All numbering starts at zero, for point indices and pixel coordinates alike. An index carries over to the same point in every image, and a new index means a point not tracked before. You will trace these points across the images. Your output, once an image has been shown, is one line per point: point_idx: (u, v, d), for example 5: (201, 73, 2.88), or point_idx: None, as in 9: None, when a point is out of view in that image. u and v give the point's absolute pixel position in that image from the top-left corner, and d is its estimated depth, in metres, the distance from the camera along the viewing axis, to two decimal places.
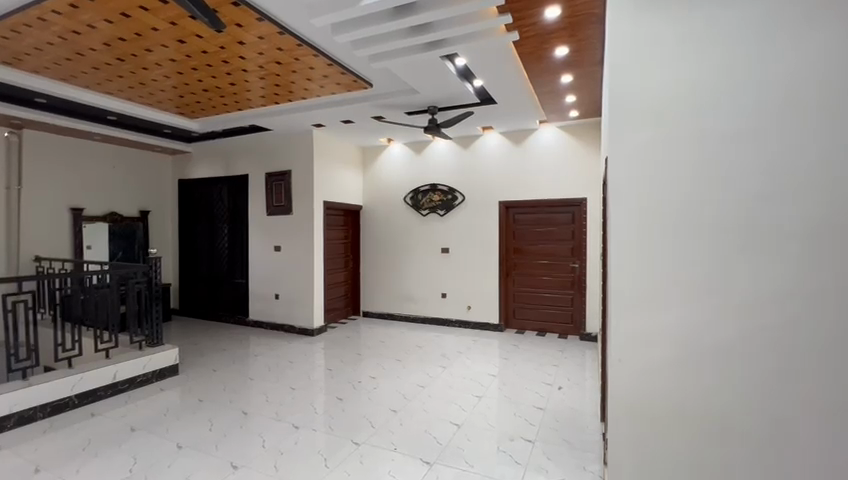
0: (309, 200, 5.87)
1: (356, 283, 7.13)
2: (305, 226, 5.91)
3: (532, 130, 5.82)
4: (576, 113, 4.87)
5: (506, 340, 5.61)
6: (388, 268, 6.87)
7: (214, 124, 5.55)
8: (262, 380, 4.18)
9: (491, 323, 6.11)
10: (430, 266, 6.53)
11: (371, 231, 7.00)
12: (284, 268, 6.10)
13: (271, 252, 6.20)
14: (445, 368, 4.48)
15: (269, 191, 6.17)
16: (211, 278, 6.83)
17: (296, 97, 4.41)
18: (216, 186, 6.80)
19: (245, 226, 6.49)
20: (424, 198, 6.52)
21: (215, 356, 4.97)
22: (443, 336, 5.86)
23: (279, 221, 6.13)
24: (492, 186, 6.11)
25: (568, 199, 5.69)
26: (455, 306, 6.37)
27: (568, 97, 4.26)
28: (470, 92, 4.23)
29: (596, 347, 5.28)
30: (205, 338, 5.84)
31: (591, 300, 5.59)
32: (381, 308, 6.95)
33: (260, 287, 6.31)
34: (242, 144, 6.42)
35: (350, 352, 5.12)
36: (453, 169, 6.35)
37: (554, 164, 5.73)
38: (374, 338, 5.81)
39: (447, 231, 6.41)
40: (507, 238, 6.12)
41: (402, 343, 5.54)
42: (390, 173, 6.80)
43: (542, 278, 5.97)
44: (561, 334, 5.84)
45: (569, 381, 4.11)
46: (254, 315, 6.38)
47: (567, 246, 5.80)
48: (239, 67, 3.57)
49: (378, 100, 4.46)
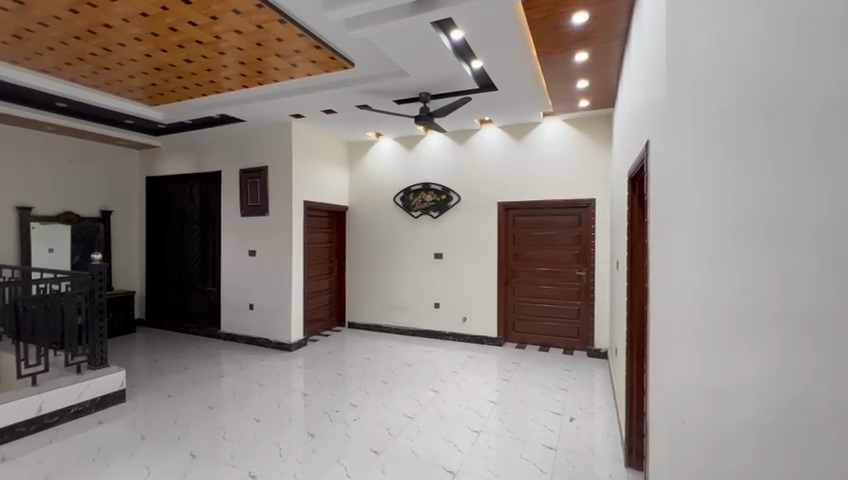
0: (287, 199, 5.27)
1: (341, 290, 6.53)
2: (282, 228, 5.31)
3: (535, 123, 5.28)
4: (586, 103, 4.35)
5: (506, 356, 5.04)
6: (375, 275, 6.29)
7: (180, 113, 4.94)
8: (222, 409, 3.56)
9: (488, 336, 5.55)
10: (422, 272, 5.96)
11: (357, 233, 6.41)
12: (259, 275, 5.48)
13: (245, 257, 5.57)
14: (437, 392, 3.89)
15: (244, 189, 5.55)
16: (180, 285, 6.19)
17: (267, 81, 3.82)
18: (187, 184, 6.18)
19: (217, 228, 5.86)
20: (415, 198, 5.95)
21: (174, 377, 4.34)
22: (436, 351, 5.27)
23: (253, 222, 5.51)
24: (491, 185, 5.56)
25: (574, 200, 5.14)
26: (449, 317, 5.80)
27: (580, 82, 3.72)
28: (468, 75, 3.70)
29: (606, 366, 4.73)
30: (169, 354, 5.20)
31: (600, 311, 5.04)
32: (367, 319, 6.36)
33: (233, 296, 5.68)
34: (214, 137, 5.81)
35: (330, 371, 4.52)
36: (448, 166, 5.79)
37: (558, 161, 5.20)
38: (360, 353, 5.21)
39: (441, 234, 5.84)
40: (506, 242, 5.56)
41: (389, 359, 4.94)
42: (379, 170, 6.23)
43: (545, 288, 5.41)
44: (566, 349, 5.28)
45: (582, 410, 3.55)
46: (226, 327, 5.75)
47: (572, 251, 5.25)
48: (192, 38, 2.97)
49: (363, 84, 3.90)
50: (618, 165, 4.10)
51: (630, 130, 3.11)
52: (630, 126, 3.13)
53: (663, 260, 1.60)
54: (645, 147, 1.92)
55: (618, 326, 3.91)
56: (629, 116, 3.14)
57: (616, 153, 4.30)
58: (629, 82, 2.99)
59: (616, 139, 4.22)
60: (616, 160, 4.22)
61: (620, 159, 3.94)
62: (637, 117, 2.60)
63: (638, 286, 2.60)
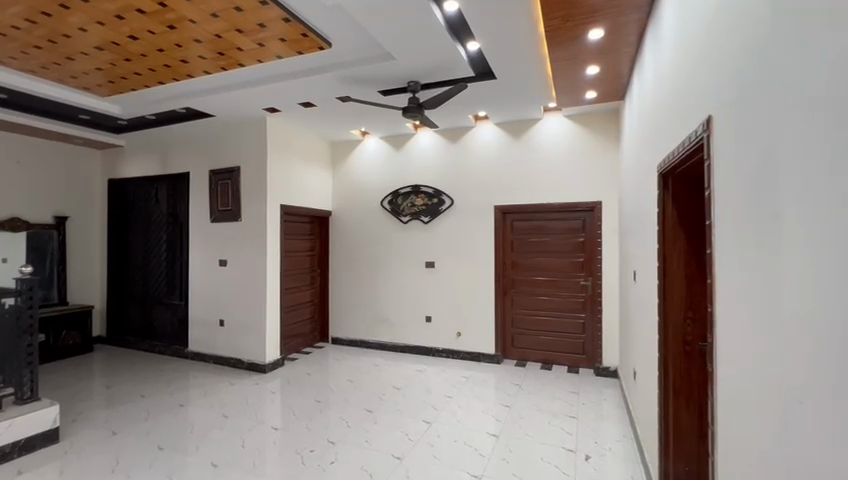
0: (262, 203, 4.73)
1: (325, 302, 5.99)
2: (256, 235, 4.76)
3: (534, 120, 4.86)
4: (593, 95, 3.90)
5: (505, 376, 4.54)
6: (361, 286, 5.77)
7: (139, 106, 4.39)
8: (174, 451, 2.98)
9: (485, 353, 5.05)
10: (412, 283, 5.46)
11: (342, 240, 5.89)
12: (230, 287, 4.92)
13: (215, 267, 5.01)
14: (429, 424, 3.37)
15: (214, 192, 5.01)
16: (144, 299, 5.59)
17: (230, 65, 3.31)
18: (153, 187, 5.61)
19: (184, 235, 5.29)
20: (404, 202, 5.47)
21: (125, 408, 3.75)
22: (427, 371, 4.75)
23: (224, 228, 4.96)
24: (487, 187, 5.09)
25: (578, 203, 4.70)
26: (441, 332, 5.29)
27: (590, 68, 3.29)
28: (463, 58, 3.26)
29: (617, 386, 4.25)
30: (126, 378, 4.61)
31: (608, 325, 4.59)
32: (353, 335, 5.82)
33: (201, 311, 5.11)
34: (182, 135, 5.26)
35: (307, 397, 3.98)
36: (439, 166, 5.33)
37: (560, 160, 4.76)
38: (343, 374, 4.67)
39: (432, 241, 5.36)
40: (504, 250, 5.09)
41: (375, 380, 4.41)
42: (365, 172, 5.74)
43: (546, 299, 4.95)
44: (571, 367, 4.81)
45: (597, 444, 3.06)
46: (194, 346, 5.17)
47: (576, 259, 4.80)
48: (130, 5, 2.47)
49: (343, 71, 3.41)
50: (631, 164, 3.67)
51: (653, 118, 2.67)
52: (652, 115, 2.69)
53: (749, 273, 1.12)
54: (707, 123, 1.44)
55: (633, 345, 3.46)
56: (650, 103, 2.70)
57: (627, 150, 3.87)
58: (653, 62, 2.55)
59: (627, 134, 3.80)
60: (628, 158, 3.79)
61: (634, 156, 3.50)
62: (668, 98, 2.16)
63: (675, 303, 2.13)
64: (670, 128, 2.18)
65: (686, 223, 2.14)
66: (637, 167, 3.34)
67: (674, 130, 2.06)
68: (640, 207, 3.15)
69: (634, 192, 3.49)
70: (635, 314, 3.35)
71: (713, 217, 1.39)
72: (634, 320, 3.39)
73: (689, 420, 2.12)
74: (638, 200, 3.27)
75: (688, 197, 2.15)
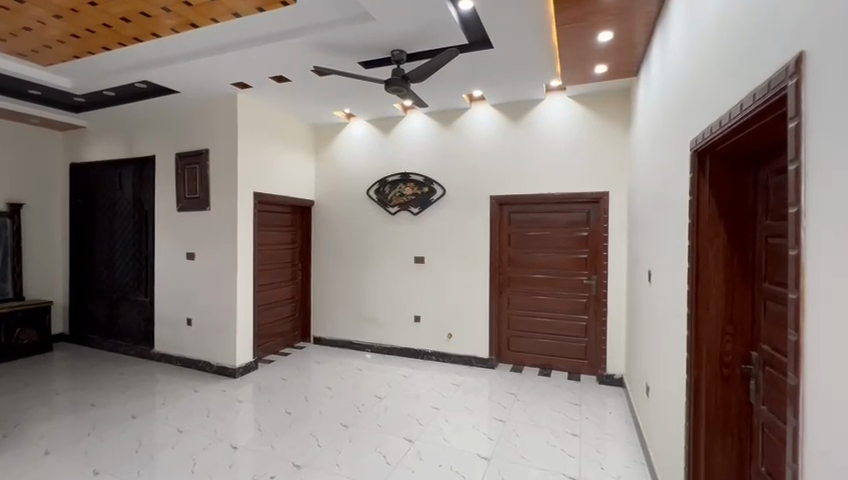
0: (231, 191, 4.25)
1: (306, 299, 5.55)
2: (225, 226, 4.29)
3: (535, 101, 4.39)
4: (604, 70, 3.42)
5: (500, 383, 4.12)
6: (346, 282, 5.33)
7: (92, 80, 3.89)
8: (111, 477, 2.55)
9: (478, 356, 4.64)
10: (400, 279, 5.03)
11: (325, 232, 5.43)
12: (198, 283, 4.47)
13: (182, 261, 4.55)
14: (412, 443, 2.96)
15: (180, 178, 4.53)
16: (108, 295, 5.13)
17: (181, 26, 2.83)
18: (116, 173, 5.11)
19: (150, 225, 4.81)
20: (392, 191, 5.02)
21: (69, 419, 3.31)
22: (414, 376, 4.33)
23: (191, 218, 4.49)
24: (482, 175, 4.63)
25: (584, 194, 4.24)
26: (431, 333, 4.87)
27: (602, 35, 2.83)
28: (455, 21, 2.79)
29: (623, 397, 3.84)
30: (80, 382, 4.16)
31: (613, 329, 4.16)
32: (336, 335, 5.39)
33: (168, 309, 4.66)
34: (146, 115, 4.76)
35: (278, 408, 3.56)
36: (430, 152, 4.87)
37: (563, 145, 4.30)
38: (321, 379, 4.24)
39: (422, 234, 4.90)
40: (500, 244, 4.65)
41: (355, 388, 3.98)
42: (350, 159, 5.27)
43: (546, 299, 4.52)
44: (571, 373, 4.40)
45: (604, 472, 2.64)
46: (160, 346, 4.73)
47: (579, 256, 4.36)
48: None
49: (315, 35, 2.94)
50: (646, 150, 3.21)
51: (679, 89, 2.21)
52: (678, 85, 2.23)
53: None
54: (795, 64, 0.96)
55: (644, 356, 3.04)
56: (677, 71, 2.24)
57: (641, 133, 3.42)
58: (684, 17, 2.08)
59: (642, 115, 3.34)
60: (642, 142, 3.33)
61: (650, 139, 3.05)
62: (707, 56, 1.70)
63: (709, 315, 1.70)
64: (708, 93, 1.71)
65: (726, 215, 1.69)
66: (654, 151, 2.89)
67: (716, 94, 1.60)
68: (658, 197, 2.71)
69: (649, 180, 3.04)
70: (648, 320, 2.93)
71: (802, 205, 0.93)
72: (646, 326, 2.97)
73: (725, 464, 1.69)
74: (655, 190, 2.84)
75: (729, 183, 1.70)
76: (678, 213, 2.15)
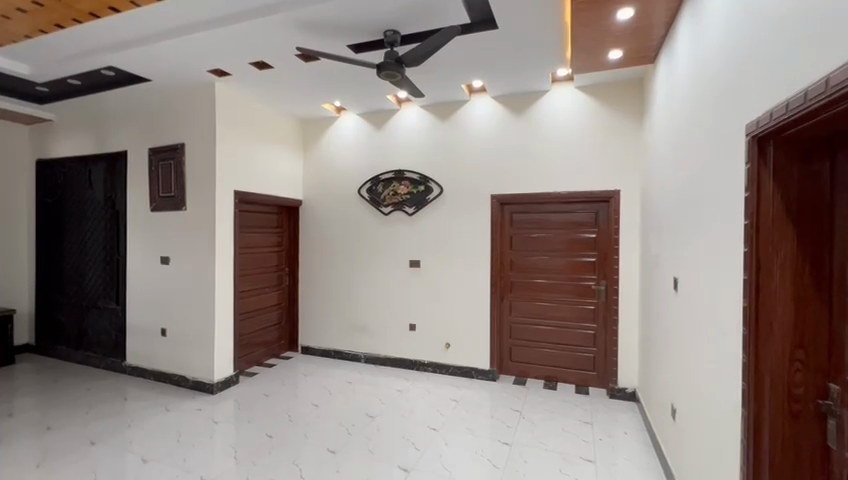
0: (209, 189, 3.88)
1: (294, 306, 5.19)
2: (203, 228, 3.92)
3: (540, 92, 4.07)
4: (619, 55, 3.08)
5: (502, 398, 3.79)
6: (336, 287, 4.98)
7: (52, 65, 3.51)
8: None
9: (478, 368, 4.31)
10: (393, 285, 4.69)
11: (314, 234, 5.08)
12: (173, 290, 4.09)
13: (157, 266, 4.18)
14: (408, 473, 2.61)
15: (154, 175, 4.15)
16: (77, 302, 4.72)
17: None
18: (86, 170, 4.71)
19: (121, 226, 4.42)
20: (386, 189, 4.68)
21: (18, 447, 2.92)
22: (409, 391, 3.98)
23: (165, 219, 4.11)
24: (482, 173, 4.31)
25: (593, 193, 3.92)
26: (428, 342, 4.53)
27: (622, 14, 2.52)
28: None
29: (637, 413, 3.52)
30: (41, 399, 3.77)
31: (625, 339, 3.85)
32: (325, 344, 5.04)
33: (141, 318, 4.27)
34: (118, 107, 4.38)
35: (258, 430, 3.19)
36: (426, 148, 4.53)
37: (570, 140, 3.99)
38: (308, 395, 3.88)
39: (417, 236, 4.57)
40: (502, 247, 4.33)
41: (345, 405, 3.63)
42: (341, 155, 4.92)
43: (551, 306, 4.20)
44: (579, 386, 4.09)
45: None
46: (133, 359, 4.34)
47: (587, 259, 4.05)
48: None
49: (297, 11, 2.60)
50: (666, 143, 2.89)
51: (720, 68, 1.89)
52: (718, 63, 1.91)
53: None
54: None
55: (667, 372, 2.72)
56: (716, 48, 1.92)
57: (658, 125, 3.11)
58: None
59: (661, 105, 3.03)
60: (661, 135, 3.02)
61: (672, 131, 2.73)
62: (771, 20, 1.39)
63: (775, 336, 1.39)
64: (771, 64, 1.40)
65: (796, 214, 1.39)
66: (679, 144, 2.57)
67: (788, 64, 1.28)
68: (685, 194, 2.39)
69: (671, 176, 2.72)
70: (672, 333, 2.61)
71: None
72: (670, 340, 2.65)
73: None
74: (680, 188, 2.52)
75: (802, 175, 1.38)
76: (720, 212, 1.83)
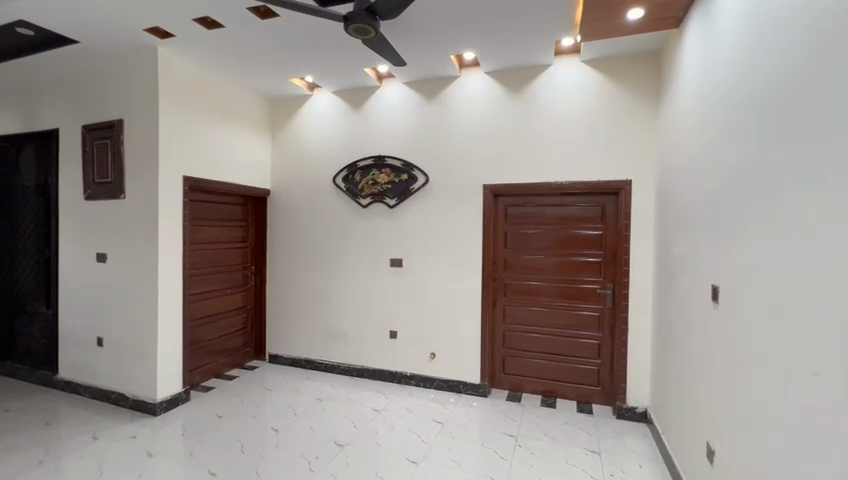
0: (151, 173, 3.28)
1: (261, 310, 4.62)
2: (144, 220, 3.32)
3: (540, 67, 3.55)
4: (640, 15, 2.57)
5: (495, 420, 3.28)
6: (307, 289, 4.41)
7: None
8: None
9: (467, 381, 3.80)
10: (372, 287, 4.15)
11: (284, 229, 4.49)
12: (111, 292, 3.48)
13: (92, 264, 3.56)
14: None
15: (88, 157, 3.53)
16: (4, 304, 4.08)
17: None
18: (13, 151, 4.04)
19: (52, 217, 3.78)
20: (363, 178, 4.12)
21: None
22: (388, 410, 3.45)
23: (102, 209, 3.50)
24: (474, 160, 3.78)
25: (600, 184, 3.42)
26: (410, 352, 4.00)
27: None
28: None
29: (650, 439, 3.04)
30: None
31: (635, 350, 3.36)
32: (296, 353, 4.47)
33: (75, 324, 3.66)
34: (48, 77, 3.73)
35: (200, 465, 2.63)
36: (409, 131, 3.98)
37: (574, 121, 3.48)
38: (268, 416, 3.32)
39: (399, 232, 4.02)
40: (495, 245, 3.81)
41: (311, 430, 3.08)
42: (314, 139, 4.35)
43: (549, 312, 3.70)
44: (580, 402, 3.60)
45: None
46: (65, 372, 3.72)
47: (592, 260, 3.56)
48: None
49: None
50: (696, 121, 2.39)
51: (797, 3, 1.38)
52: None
53: None
54: None
55: (699, 401, 2.22)
56: None
57: (684, 101, 2.61)
58: None
59: (688, 75, 2.53)
60: (689, 112, 2.51)
61: (707, 104, 2.22)
62: None
63: None
64: None
65: None
66: (718, 118, 2.06)
67: None
68: (732, 180, 1.88)
69: (705, 159, 2.22)
70: (706, 355, 2.11)
71: None
72: (702, 362, 2.15)
73: None
74: (720, 173, 2.01)
75: None
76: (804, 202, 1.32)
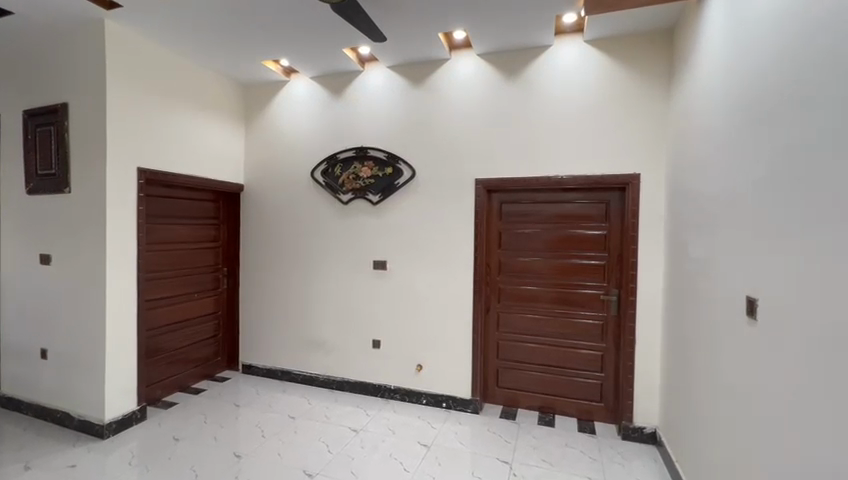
0: (97, 164, 2.89)
1: (234, 316, 4.25)
2: (90, 217, 2.93)
3: (538, 49, 3.21)
4: None
5: (486, 442, 2.93)
6: (284, 293, 4.04)
7: None
8: None
9: (456, 396, 3.45)
10: (353, 291, 3.78)
11: (258, 227, 4.11)
12: (56, 299, 3.09)
13: (35, 268, 3.17)
14: None
15: (30, 147, 3.13)
16: None
17: None
18: None
19: None
20: (344, 171, 3.75)
21: None
22: (367, 430, 3.09)
23: (45, 205, 3.11)
24: (464, 152, 3.42)
25: (605, 178, 3.07)
26: (395, 363, 3.64)
27: None
28: None
29: (661, 464, 2.70)
30: None
31: (643, 363, 3.03)
32: (271, 363, 4.10)
33: (17, 335, 3.27)
34: None
35: None
36: (394, 120, 3.62)
37: (575, 109, 3.13)
38: (232, 438, 2.95)
39: (383, 231, 3.67)
40: (488, 246, 3.46)
41: (277, 456, 2.72)
42: (290, 129, 3.97)
43: (548, 320, 3.35)
44: (581, 419, 3.27)
45: None
46: (7, 388, 3.33)
47: (595, 263, 3.22)
48: None
49: None
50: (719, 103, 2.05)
51: None
52: None
53: None
54: None
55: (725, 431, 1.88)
56: None
57: (704, 81, 2.26)
58: None
59: (709, 51, 2.19)
60: (710, 93, 2.17)
61: (734, 81, 1.88)
62: None
63: None
64: None
65: None
66: (750, 97, 1.72)
67: None
68: (773, 171, 1.54)
69: (732, 146, 1.88)
70: (735, 378, 1.77)
71: None
72: (729, 386, 1.82)
73: None
74: (755, 162, 1.67)
75: None
76: None
